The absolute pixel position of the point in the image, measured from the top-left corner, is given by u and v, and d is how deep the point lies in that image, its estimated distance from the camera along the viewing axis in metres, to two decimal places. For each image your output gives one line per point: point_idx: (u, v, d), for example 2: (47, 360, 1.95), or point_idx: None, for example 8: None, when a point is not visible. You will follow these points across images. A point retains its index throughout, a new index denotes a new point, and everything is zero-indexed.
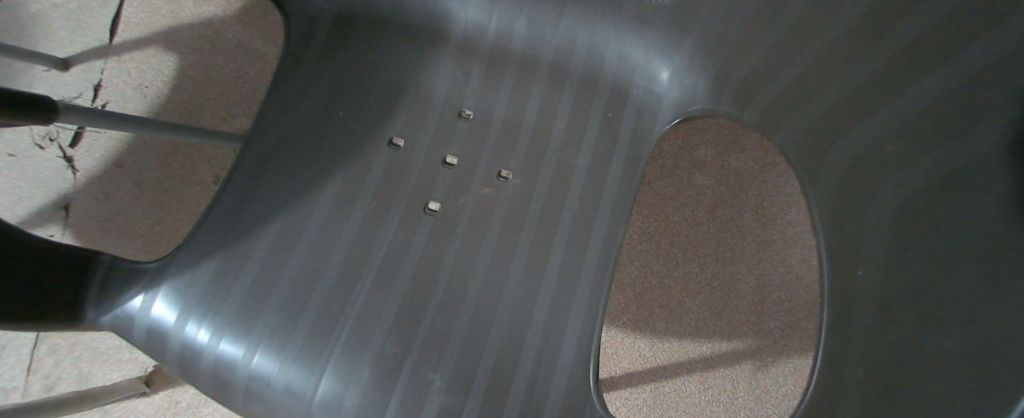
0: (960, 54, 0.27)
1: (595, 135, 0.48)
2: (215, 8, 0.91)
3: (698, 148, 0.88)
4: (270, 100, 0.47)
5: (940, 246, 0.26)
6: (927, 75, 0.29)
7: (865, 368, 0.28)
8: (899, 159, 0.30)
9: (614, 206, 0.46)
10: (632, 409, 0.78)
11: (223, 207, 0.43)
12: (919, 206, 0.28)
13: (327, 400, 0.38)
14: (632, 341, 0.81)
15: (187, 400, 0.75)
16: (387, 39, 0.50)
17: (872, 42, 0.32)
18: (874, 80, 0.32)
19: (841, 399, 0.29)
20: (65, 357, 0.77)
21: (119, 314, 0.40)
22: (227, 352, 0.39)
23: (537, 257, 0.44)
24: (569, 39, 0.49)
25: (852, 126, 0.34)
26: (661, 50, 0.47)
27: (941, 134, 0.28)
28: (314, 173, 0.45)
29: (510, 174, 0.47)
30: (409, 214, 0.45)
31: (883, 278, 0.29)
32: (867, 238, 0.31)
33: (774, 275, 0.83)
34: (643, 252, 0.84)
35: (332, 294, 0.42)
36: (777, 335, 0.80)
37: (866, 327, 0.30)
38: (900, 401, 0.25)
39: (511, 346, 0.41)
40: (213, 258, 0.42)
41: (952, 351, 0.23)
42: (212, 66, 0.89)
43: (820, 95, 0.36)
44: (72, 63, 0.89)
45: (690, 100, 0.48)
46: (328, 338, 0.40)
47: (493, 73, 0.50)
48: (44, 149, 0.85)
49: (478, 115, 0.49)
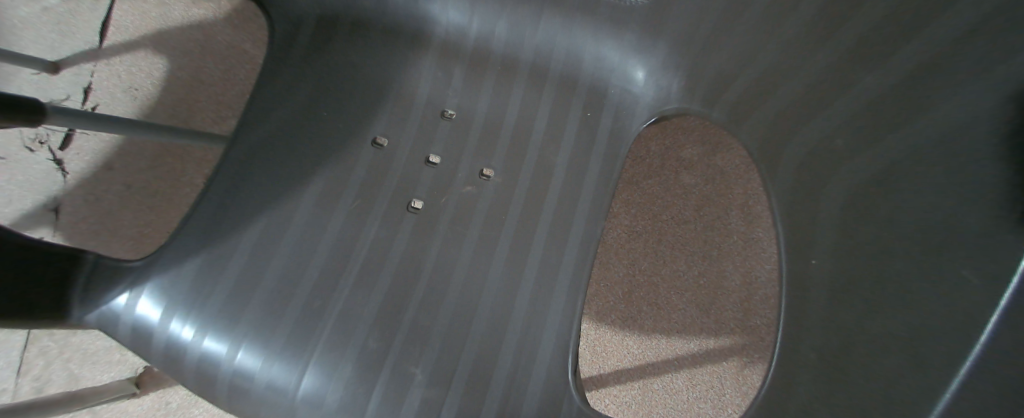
0: (895, 56, 0.29)
1: (574, 136, 0.49)
2: (204, 11, 0.92)
3: (685, 147, 0.90)
4: (254, 101, 0.48)
5: (883, 236, 0.27)
6: (870, 74, 0.31)
7: (817, 354, 0.29)
8: (852, 151, 0.31)
9: (594, 202, 0.47)
10: (620, 406, 0.79)
11: (207, 206, 0.44)
12: (866, 198, 0.30)
13: (310, 395, 0.39)
14: (620, 339, 0.82)
15: (177, 400, 0.76)
16: (368, 41, 0.51)
17: (822, 43, 0.33)
18: (823, 81, 0.34)
19: (793, 384, 0.30)
20: (55, 359, 0.77)
21: (105, 311, 0.41)
22: (211, 349, 0.40)
23: (517, 253, 0.45)
24: (547, 41, 0.51)
25: (804, 125, 0.35)
26: (636, 50, 0.48)
27: (882, 132, 0.29)
28: (299, 172, 0.46)
29: (491, 173, 0.48)
30: (392, 212, 0.46)
31: (834, 268, 0.31)
32: (821, 229, 0.33)
33: (760, 273, 0.84)
34: (631, 250, 0.85)
35: (315, 289, 0.42)
36: (764, 331, 0.82)
37: (818, 314, 0.31)
38: (847, 386, 0.26)
39: (492, 339, 0.42)
40: (197, 256, 0.42)
41: (890, 336, 0.24)
42: (203, 68, 0.90)
43: (778, 95, 0.37)
44: (63, 66, 0.89)
45: (665, 99, 0.49)
46: (312, 333, 0.41)
47: (473, 74, 0.51)
48: (32, 151, 0.85)
49: (459, 114, 0.50)
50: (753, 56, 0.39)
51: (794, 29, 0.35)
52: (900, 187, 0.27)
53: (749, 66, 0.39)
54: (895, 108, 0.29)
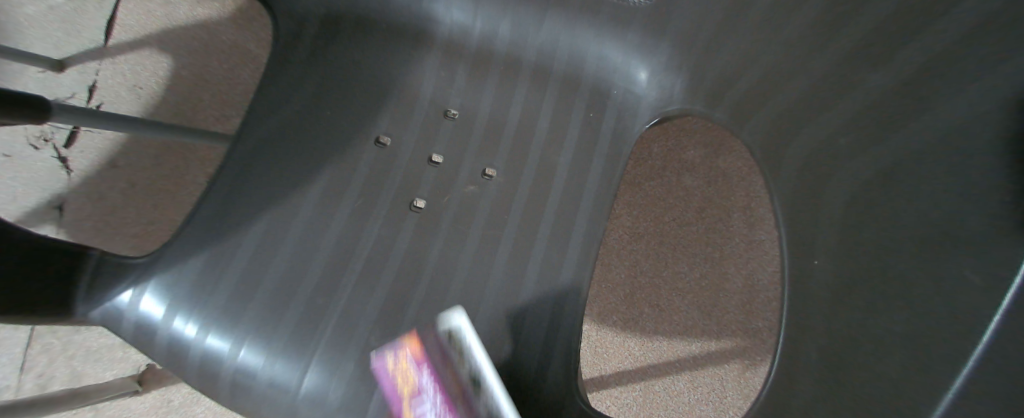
0: (897, 57, 0.29)
1: (576, 136, 0.49)
2: (209, 10, 0.93)
3: (687, 149, 0.90)
4: (259, 100, 0.48)
5: (885, 237, 0.27)
6: (872, 74, 0.31)
7: (819, 354, 0.29)
8: (853, 152, 0.31)
9: (596, 202, 0.47)
10: (621, 408, 0.79)
11: (210, 203, 0.44)
12: (867, 199, 0.30)
13: (312, 393, 0.39)
14: (621, 340, 0.82)
15: (179, 399, 0.76)
16: (371, 40, 0.51)
17: (824, 44, 0.33)
18: (825, 81, 0.34)
19: (795, 385, 0.30)
20: (58, 357, 0.77)
21: (108, 309, 0.41)
22: (213, 346, 0.40)
23: (518, 252, 0.45)
24: (550, 41, 0.51)
25: (806, 126, 0.35)
26: (639, 50, 0.48)
27: (884, 133, 0.29)
28: (302, 171, 0.46)
29: (493, 172, 0.48)
30: (395, 211, 0.46)
31: (836, 268, 0.31)
32: (823, 229, 0.33)
33: (762, 275, 0.84)
34: (632, 251, 0.85)
35: (317, 287, 0.43)
36: (766, 333, 0.81)
37: (820, 314, 0.31)
38: (848, 386, 0.26)
39: (493, 338, 0.42)
40: (201, 253, 0.43)
41: (891, 336, 0.24)
42: (207, 67, 0.90)
43: (780, 95, 0.37)
44: (68, 64, 0.90)
45: (667, 100, 0.49)
46: (314, 331, 0.41)
47: (476, 73, 0.52)
48: (37, 149, 0.86)
49: (462, 114, 0.50)
50: (756, 57, 0.39)
51: (797, 29, 0.35)
52: (902, 188, 0.27)
53: (752, 66, 0.39)
54: (897, 109, 0.29)
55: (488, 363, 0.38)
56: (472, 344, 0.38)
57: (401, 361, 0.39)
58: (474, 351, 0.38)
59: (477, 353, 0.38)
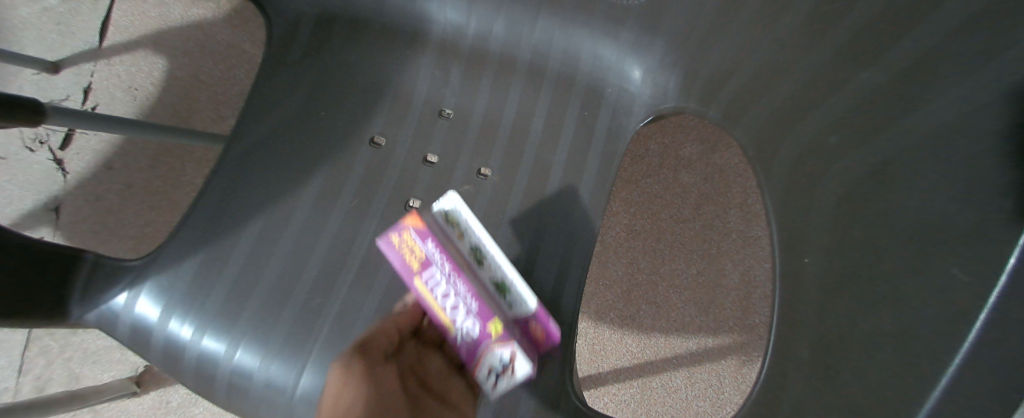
0: (887, 55, 0.29)
1: (571, 135, 0.49)
2: (204, 10, 0.92)
3: (684, 146, 0.90)
4: (254, 100, 0.48)
5: (876, 234, 0.27)
6: (863, 71, 0.31)
7: (810, 351, 0.30)
8: (845, 149, 0.31)
9: (591, 200, 0.47)
10: (619, 405, 0.79)
11: (206, 204, 0.44)
12: (859, 196, 0.30)
13: (309, 393, 0.39)
14: (619, 338, 0.82)
15: (177, 400, 0.76)
16: (366, 40, 0.51)
17: (817, 42, 0.33)
18: (818, 79, 0.34)
19: (786, 380, 0.30)
20: (55, 359, 0.77)
21: (103, 311, 0.41)
22: (209, 347, 0.40)
23: (514, 251, 0.45)
24: (545, 40, 0.51)
25: (799, 123, 0.35)
26: (633, 48, 0.48)
27: (875, 131, 0.29)
28: (297, 172, 0.46)
29: (489, 171, 0.48)
30: (390, 211, 0.46)
31: (827, 265, 0.31)
32: (814, 227, 0.33)
33: (759, 271, 0.84)
34: (630, 249, 0.85)
35: (313, 288, 0.43)
36: (763, 329, 0.82)
37: (811, 311, 0.31)
38: (838, 384, 0.26)
39: None
40: (197, 254, 0.43)
41: (882, 335, 0.25)
42: (202, 67, 0.90)
43: (772, 93, 0.38)
44: (63, 66, 0.89)
45: (661, 98, 0.49)
46: (311, 332, 0.41)
47: (471, 72, 0.52)
48: (32, 151, 0.85)
49: (457, 113, 0.50)
50: (749, 55, 0.39)
51: (789, 27, 0.35)
52: (894, 186, 0.27)
53: (746, 63, 0.39)
54: (888, 107, 0.29)
55: (485, 236, 0.43)
56: (469, 221, 0.43)
57: (404, 235, 0.40)
58: (474, 226, 0.43)
59: (475, 229, 0.43)
